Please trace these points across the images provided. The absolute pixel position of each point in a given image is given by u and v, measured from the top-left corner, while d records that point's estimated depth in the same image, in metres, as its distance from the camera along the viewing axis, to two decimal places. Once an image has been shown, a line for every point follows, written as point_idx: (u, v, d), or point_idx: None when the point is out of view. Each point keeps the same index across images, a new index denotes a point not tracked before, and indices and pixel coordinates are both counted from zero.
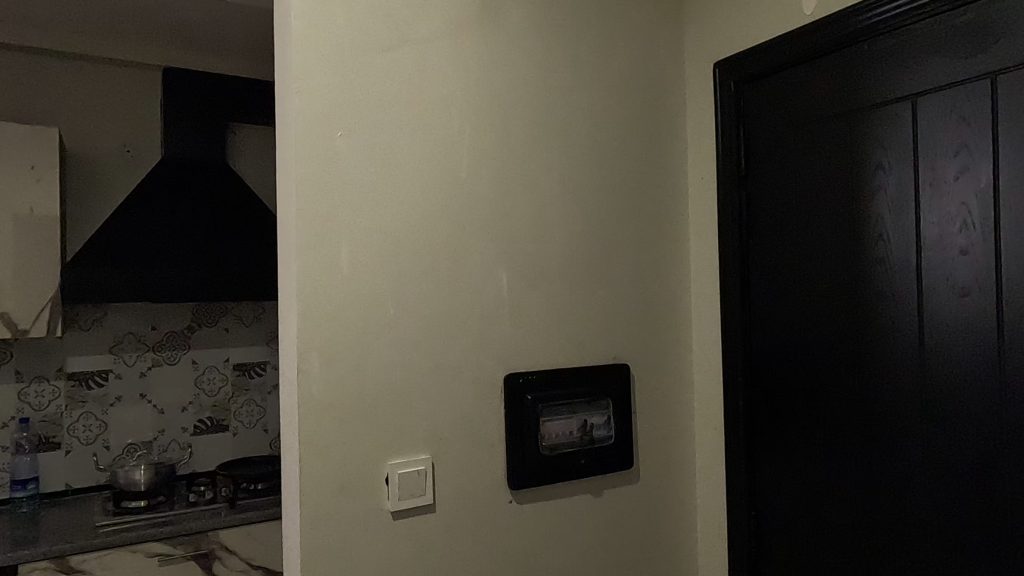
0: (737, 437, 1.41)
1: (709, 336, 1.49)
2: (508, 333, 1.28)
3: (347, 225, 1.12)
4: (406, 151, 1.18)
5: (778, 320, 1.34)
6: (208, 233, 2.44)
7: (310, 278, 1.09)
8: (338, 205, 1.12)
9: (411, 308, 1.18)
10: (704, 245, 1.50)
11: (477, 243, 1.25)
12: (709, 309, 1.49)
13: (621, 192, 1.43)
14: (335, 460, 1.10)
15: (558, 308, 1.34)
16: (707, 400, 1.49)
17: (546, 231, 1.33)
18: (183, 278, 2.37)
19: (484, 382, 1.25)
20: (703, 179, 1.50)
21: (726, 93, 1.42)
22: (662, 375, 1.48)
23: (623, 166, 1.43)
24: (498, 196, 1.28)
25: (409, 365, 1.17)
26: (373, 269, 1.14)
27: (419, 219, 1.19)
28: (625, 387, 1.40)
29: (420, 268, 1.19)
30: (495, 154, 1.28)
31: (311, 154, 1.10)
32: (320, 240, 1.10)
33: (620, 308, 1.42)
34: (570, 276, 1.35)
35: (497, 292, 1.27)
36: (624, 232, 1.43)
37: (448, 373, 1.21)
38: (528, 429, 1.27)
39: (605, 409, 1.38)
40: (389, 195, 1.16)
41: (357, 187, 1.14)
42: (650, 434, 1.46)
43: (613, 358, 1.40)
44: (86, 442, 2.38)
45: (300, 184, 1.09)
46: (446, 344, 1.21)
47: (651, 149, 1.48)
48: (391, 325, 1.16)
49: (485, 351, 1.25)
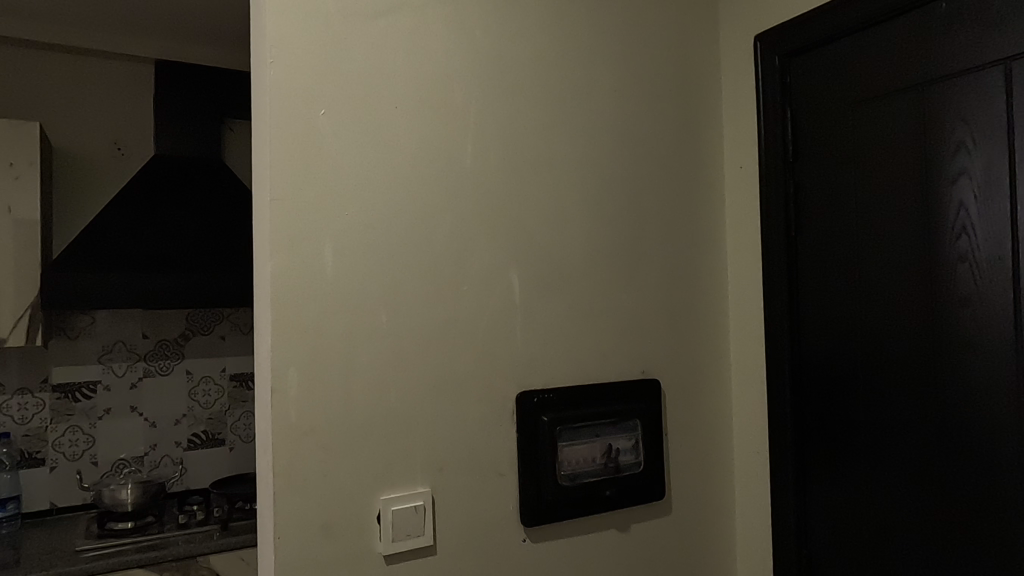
0: (785, 463, 1.23)
1: (751, 347, 1.30)
2: (522, 344, 1.10)
3: (332, 221, 0.96)
4: (401, 132, 1.02)
5: (834, 328, 1.16)
6: (199, 232, 2.27)
7: (286, 281, 0.93)
8: (321, 196, 0.95)
9: (407, 316, 1.01)
10: (743, 243, 1.32)
11: (483, 239, 1.08)
12: (750, 316, 1.30)
13: (650, 182, 1.26)
14: (317, 495, 0.94)
15: (578, 316, 1.16)
16: (749, 420, 1.31)
17: (564, 228, 1.16)
18: (178, 284, 2.18)
19: (493, 402, 1.07)
20: (741, 168, 1.32)
21: (769, 69, 1.24)
22: (697, 391, 1.30)
23: (650, 152, 1.26)
24: (509, 188, 1.11)
25: (406, 382, 1.00)
26: (362, 271, 0.98)
27: (417, 213, 1.02)
28: (655, 405, 1.22)
29: (419, 270, 1.02)
30: (507, 139, 1.11)
31: (287, 136, 0.93)
32: (298, 238, 0.94)
33: (649, 314, 1.24)
34: (593, 278, 1.18)
35: (507, 297, 1.09)
36: (653, 229, 1.26)
37: (450, 391, 1.04)
38: (543, 456, 1.10)
39: (633, 430, 1.20)
40: (381, 184, 1.00)
41: (343, 175, 0.97)
42: (684, 459, 1.27)
43: (641, 372, 1.23)
44: (72, 458, 2.23)
45: (274, 171, 0.92)
46: (449, 359, 1.04)
47: (682, 134, 1.30)
48: (385, 336, 0.99)
49: (493, 365, 1.08)
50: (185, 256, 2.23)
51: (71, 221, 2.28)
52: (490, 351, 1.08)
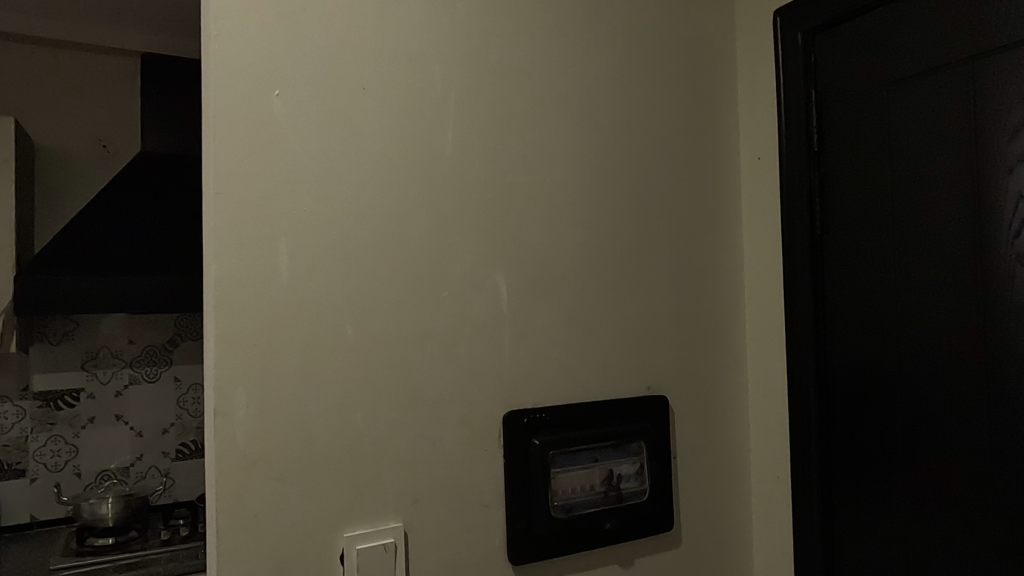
0: (810, 491, 1.09)
1: (772, 360, 1.16)
2: (510, 358, 0.98)
3: (287, 217, 0.84)
4: (369, 117, 0.89)
5: (868, 338, 1.02)
6: (185, 232, 2.16)
7: (232, 286, 0.80)
8: (274, 189, 0.83)
9: (376, 327, 0.88)
10: (761, 244, 1.18)
11: (465, 239, 0.95)
12: (770, 324, 1.16)
13: (656, 176, 1.12)
14: (268, 533, 0.81)
15: (575, 325, 1.03)
16: (769, 440, 1.17)
17: (559, 227, 1.03)
18: (151, 286, 2.04)
19: (476, 424, 0.95)
20: (759, 159, 1.18)
21: (791, 46, 1.10)
22: (710, 409, 1.16)
23: (657, 142, 1.13)
24: (496, 181, 0.98)
25: (375, 403, 0.88)
26: (322, 275, 0.85)
27: (388, 210, 0.90)
28: (662, 426, 1.09)
29: (389, 274, 0.89)
30: (492, 126, 0.98)
31: (234, 121, 0.81)
32: (247, 237, 0.81)
33: (656, 323, 1.11)
34: (591, 283, 1.05)
35: (492, 304, 0.97)
36: (660, 228, 1.12)
37: (427, 413, 0.91)
38: (533, 485, 0.97)
39: (638, 454, 1.06)
40: (345, 175, 0.87)
41: (299, 165, 0.85)
42: (695, 484, 1.14)
43: (647, 388, 1.09)
44: (54, 469, 2.13)
45: (217, 159, 0.80)
46: (426, 376, 0.91)
47: (693, 123, 1.17)
48: (351, 350, 0.87)
49: (477, 382, 0.95)
50: (158, 253, 2.10)
51: (53, 220, 2.17)
52: (473, 366, 0.95)
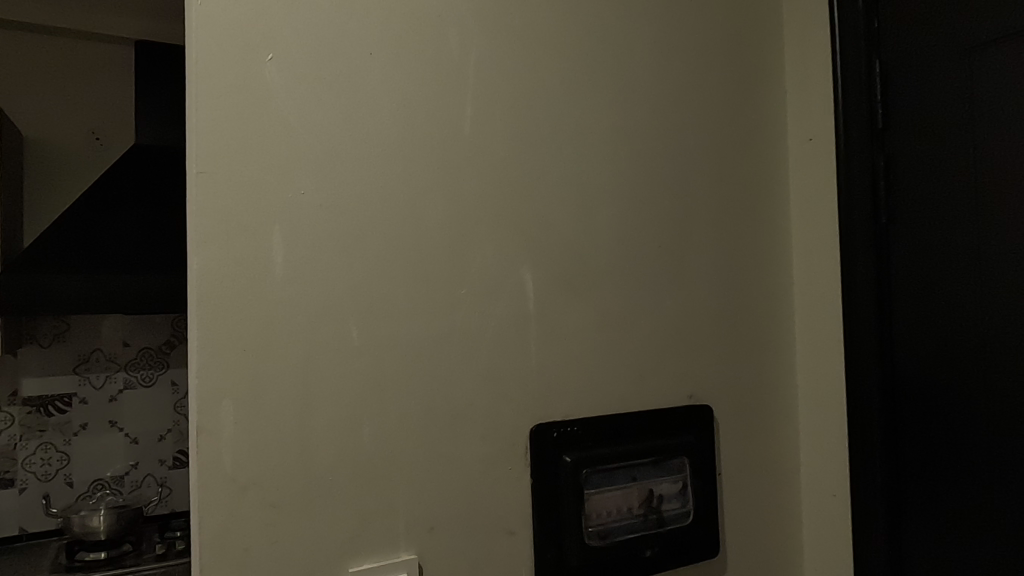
0: (873, 511, 0.97)
1: (826, 364, 1.04)
2: (537, 364, 0.86)
3: (283, 202, 0.72)
4: (378, 88, 0.77)
5: (943, 338, 0.90)
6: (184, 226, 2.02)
7: (217, 281, 0.68)
8: (268, 170, 0.71)
9: (386, 328, 0.77)
10: (813, 235, 1.06)
11: (486, 228, 0.83)
12: (824, 324, 1.04)
13: (697, 158, 1.00)
14: (261, 569, 0.70)
15: (609, 326, 0.91)
16: (823, 454, 1.05)
17: (591, 214, 0.91)
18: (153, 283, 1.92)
19: (500, 439, 0.83)
20: (810, 141, 1.06)
21: (850, 13, 0.99)
22: (757, 420, 1.04)
23: (698, 121, 1.01)
24: (520, 162, 0.86)
25: (385, 416, 0.76)
26: (323, 269, 0.74)
27: (400, 194, 0.78)
28: (706, 439, 0.97)
29: (400, 267, 0.78)
30: (516, 100, 0.86)
31: (221, 89, 0.70)
32: (236, 225, 0.70)
33: (698, 323, 0.99)
34: (627, 279, 0.93)
35: (517, 303, 0.85)
36: (703, 216, 1.00)
37: (443, 427, 0.79)
38: (564, 509, 0.85)
39: (680, 471, 0.94)
40: (349, 154, 0.76)
41: (296, 141, 0.73)
42: (741, 504, 1.02)
43: (689, 397, 0.97)
44: (44, 478, 2.02)
45: (200, 134, 0.68)
46: (443, 384, 0.80)
47: (737, 99, 1.05)
48: (356, 356, 0.75)
49: (501, 391, 0.83)
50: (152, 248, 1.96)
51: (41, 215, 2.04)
52: (496, 373, 0.83)
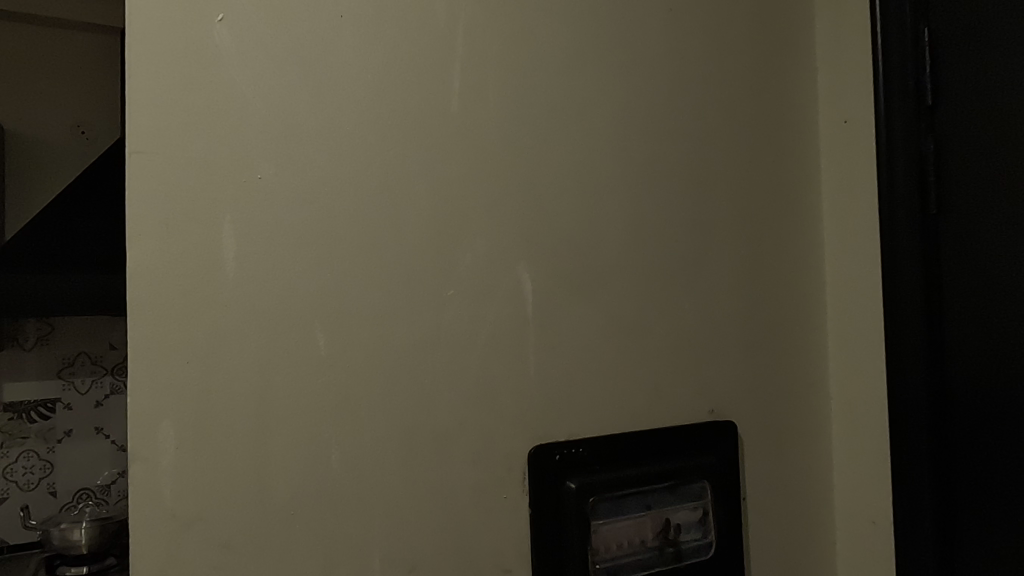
0: (921, 543, 0.85)
1: (863, 374, 0.92)
2: (535, 377, 0.74)
3: (235, 187, 0.61)
4: (349, 56, 0.67)
5: (1008, 344, 0.79)
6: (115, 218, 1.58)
7: (154, 282, 0.58)
8: (218, 149, 0.61)
9: (357, 336, 0.66)
10: (848, 229, 0.94)
11: (476, 221, 0.72)
12: (861, 329, 0.92)
13: (718, 142, 0.89)
14: None
15: (619, 332, 0.80)
16: (860, 476, 0.93)
17: (598, 206, 0.80)
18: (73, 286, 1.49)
19: (491, 463, 0.72)
20: (845, 124, 0.94)
21: None
22: (785, 437, 0.92)
23: (717, 101, 0.89)
24: (516, 145, 0.75)
25: (356, 439, 0.65)
26: (283, 267, 0.63)
27: (375, 181, 0.67)
28: (729, 459, 0.86)
29: (377, 266, 0.67)
30: (512, 74, 0.75)
31: (161, 55, 0.59)
32: (178, 213, 0.59)
33: (720, 328, 0.87)
34: (640, 279, 0.82)
35: (512, 307, 0.74)
36: (725, 209, 0.89)
37: (426, 450, 0.68)
38: (568, 543, 0.74)
39: (700, 497, 0.83)
40: (314, 132, 0.65)
41: (250, 115, 0.62)
42: (768, 532, 0.90)
43: (710, 412, 0.86)
44: (27, 488, 1.79)
45: (136, 106, 0.58)
46: (426, 401, 0.69)
47: (763, 76, 0.93)
48: (322, 369, 0.64)
49: (493, 408, 0.72)
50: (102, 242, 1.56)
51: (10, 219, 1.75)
52: (488, 387, 0.72)
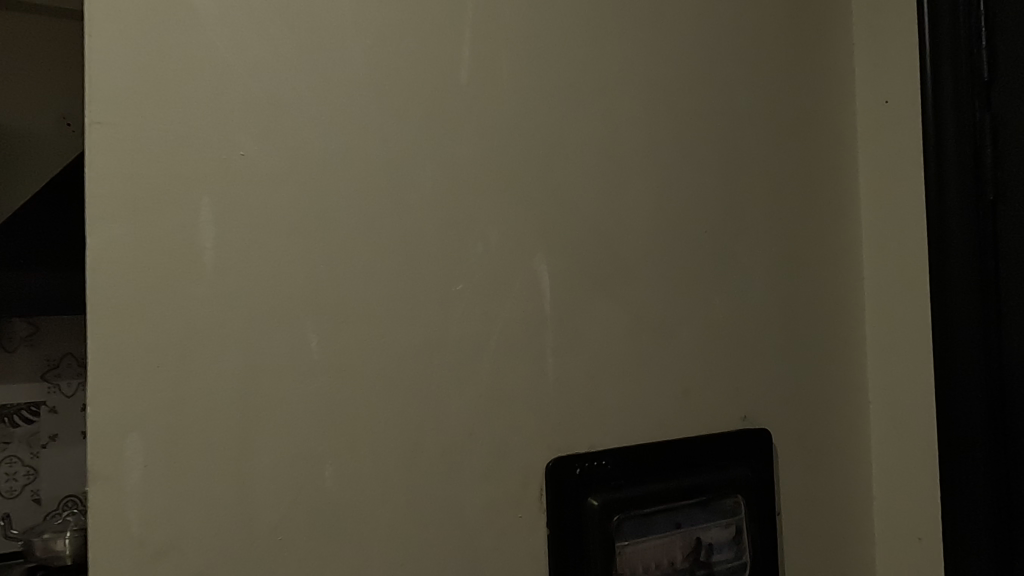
0: (976, 562, 0.77)
1: (907, 377, 0.85)
2: (553, 382, 0.67)
3: (213, 164, 0.53)
4: (346, 17, 0.59)
5: None
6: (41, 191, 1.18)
7: (119, 273, 0.50)
8: (194, 121, 0.53)
9: (355, 336, 0.58)
10: (889, 219, 0.86)
11: (488, 207, 0.64)
12: (905, 327, 0.85)
13: (750, 124, 0.81)
14: None
15: (644, 331, 0.72)
16: (903, 487, 0.85)
17: (622, 192, 0.72)
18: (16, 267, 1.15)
19: (506, 477, 0.64)
20: (886, 105, 0.86)
21: None
22: (823, 446, 0.85)
23: (750, 78, 0.81)
24: (533, 123, 0.67)
25: (353, 453, 0.57)
26: (271, 257, 0.55)
27: (375, 159, 0.59)
28: (764, 471, 0.78)
29: (378, 256, 0.59)
30: (528, 45, 0.67)
31: (128, 11, 0.51)
32: (147, 194, 0.51)
33: (754, 327, 0.79)
34: (668, 274, 0.74)
35: (528, 303, 0.66)
36: (759, 196, 0.81)
37: (432, 465, 0.61)
38: (590, 567, 0.66)
39: (733, 514, 0.75)
40: (305, 104, 0.57)
41: (232, 82, 0.54)
42: (805, 549, 0.82)
43: (743, 419, 0.78)
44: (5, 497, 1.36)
45: (97, 68, 0.50)
46: (432, 409, 0.61)
47: (799, 52, 0.85)
48: (314, 373, 0.56)
49: (507, 417, 0.64)
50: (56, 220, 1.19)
51: None
52: (502, 393, 0.64)
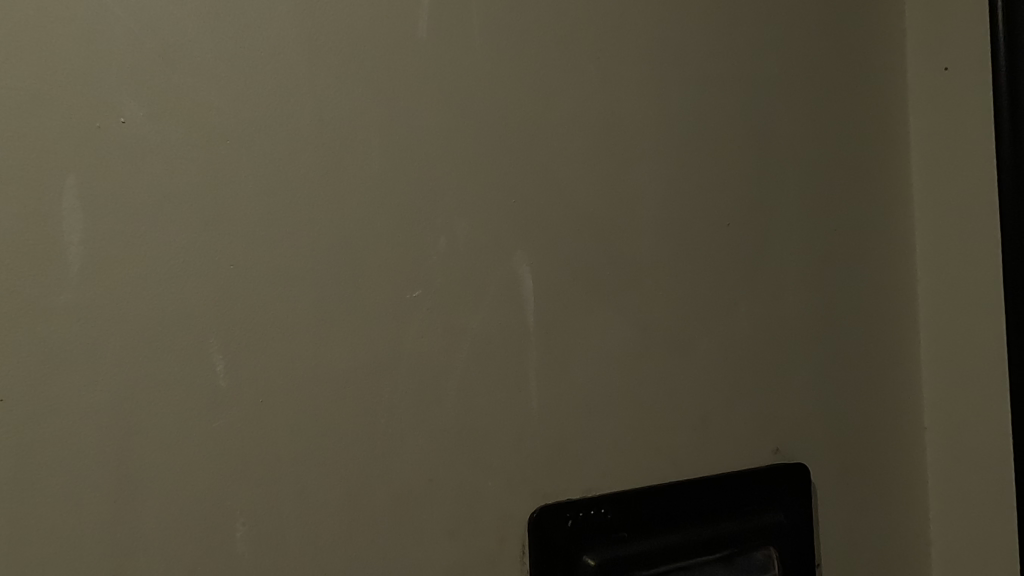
0: None
1: (974, 399, 0.70)
2: (538, 411, 0.53)
3: (83, 133, 0.41)
4: None
5: None
6: None
7: None
8: (54, 76, 0.40)
9: (278, 356, 0.45)
10: (951, 209, 0.72)
11: (455, 194, 0.51)
12: (972, 340, 0.71)
13: (782, 94, 0.67)
14: None
15: (653, 346, 0.59)
16: (968, 529, 0.71)
17: (626, 175, 0.59)
18: None
19: (477, 532, 0.51)
20: (946, 73, 0.72)
21: None
22: (871, 482, 0.70)
23: (782, 40, 0.68)
24: (514, 87, 0.54)
25: (274, 507, 0.45)
26: (162, 256, 0.42)
27: (306, 132, 0.46)
28: (803, 517, 0.65)
29: (308, 255, 0.46)
30: None
31: None
32: None
33: (788, 339, 0.66)
34: (683, 277, 0.61)
35: (507, 313, 0.53)
36: (793, 181, 0.67)
37: (380, 519, 0.48)
38: None
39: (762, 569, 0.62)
40: (211, 59, 0.44)
41: (111, 26, 0.42)
42: None
43: (776, 452, 0.64)
44: None
45: None
46: (382, 448, 0.48)
47: (839, 10, 0.71)
48: (221, 406, 0.43)
49: (479, 455, 0.51)
50: None
51: None
52: (473, 427, 0.51)
